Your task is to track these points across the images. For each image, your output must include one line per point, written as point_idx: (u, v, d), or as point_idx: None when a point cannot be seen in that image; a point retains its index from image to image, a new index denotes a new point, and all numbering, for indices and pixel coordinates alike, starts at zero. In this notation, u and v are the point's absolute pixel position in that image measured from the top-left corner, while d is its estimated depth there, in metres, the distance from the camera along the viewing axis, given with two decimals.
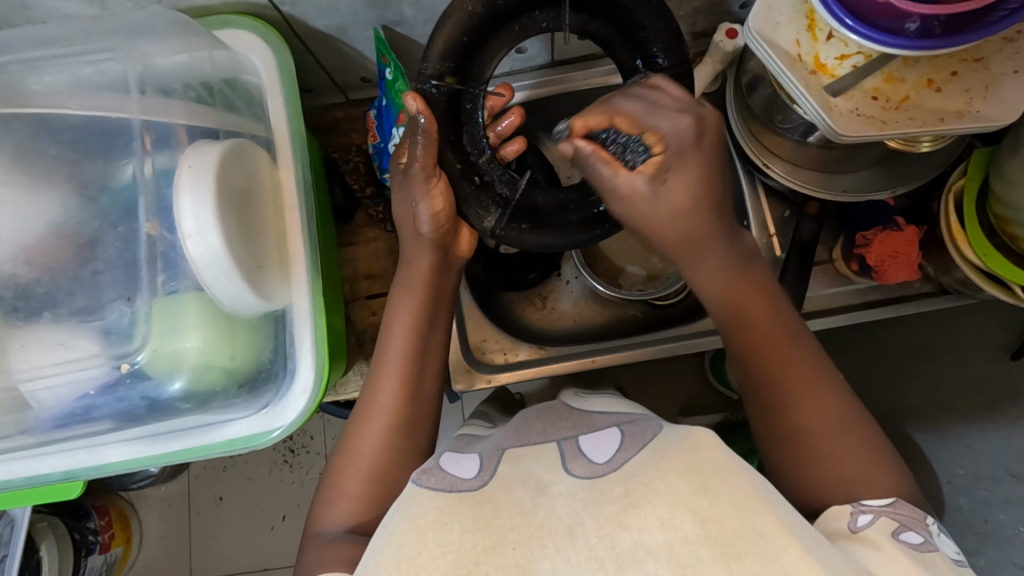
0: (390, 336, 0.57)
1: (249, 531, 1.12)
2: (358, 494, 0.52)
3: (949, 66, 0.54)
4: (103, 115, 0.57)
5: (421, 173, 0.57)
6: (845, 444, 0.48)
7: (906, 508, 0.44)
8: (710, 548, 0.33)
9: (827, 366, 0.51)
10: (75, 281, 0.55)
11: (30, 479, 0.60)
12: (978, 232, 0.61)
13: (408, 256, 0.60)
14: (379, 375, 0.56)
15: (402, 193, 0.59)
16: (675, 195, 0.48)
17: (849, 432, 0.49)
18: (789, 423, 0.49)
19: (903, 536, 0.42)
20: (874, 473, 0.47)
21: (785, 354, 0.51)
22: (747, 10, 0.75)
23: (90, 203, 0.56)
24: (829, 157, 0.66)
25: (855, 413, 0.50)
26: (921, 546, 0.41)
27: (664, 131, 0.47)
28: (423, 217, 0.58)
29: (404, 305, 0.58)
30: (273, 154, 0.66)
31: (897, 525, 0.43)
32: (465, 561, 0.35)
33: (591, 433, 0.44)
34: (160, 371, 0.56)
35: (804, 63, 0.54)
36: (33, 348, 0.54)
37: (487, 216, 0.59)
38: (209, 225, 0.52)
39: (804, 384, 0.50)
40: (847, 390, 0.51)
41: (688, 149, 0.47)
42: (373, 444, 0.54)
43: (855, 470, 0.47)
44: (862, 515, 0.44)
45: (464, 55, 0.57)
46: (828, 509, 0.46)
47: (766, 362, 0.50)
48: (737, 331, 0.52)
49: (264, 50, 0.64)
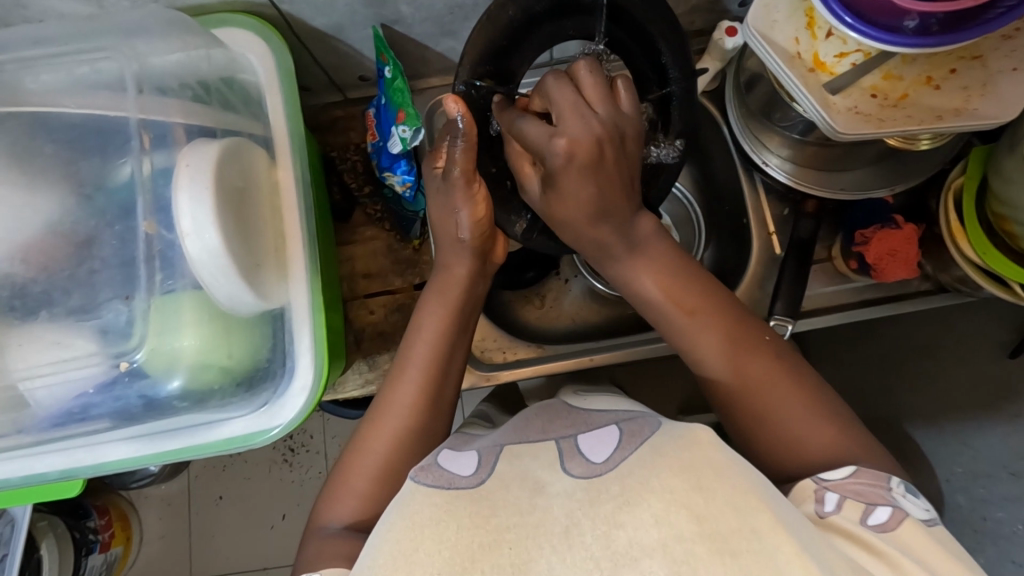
0: (416, 338, 0.57)
1: (248, 530, 1.12)
2: (363, 491, 0.52)
3: (948, 63, 0.53)
4: (99, 114, 0.57)
5: (463, 179, 0.57)
6: (789, 404, 0.49)
7: (870, 479, 0.44)
8: (706, 545, 0.33)
9: (755, 328, 0.52)
10: (71, 280, 0.55)
11: (28, 478, 0.60)
12: (978, 230, 0.61)
13: (444, 262, 0.60)
14: (401, 376, 0.56)
15: (441, 198, 0.59)
16: (558, 206, 0.51)
17: (792, 389, 0.49)
18: (729, 390, 0.50)
19: (871, 520, 0.41)
20: (824, 422, 0.48)
21: (720, 323, 0.51)
22: (745, 8, 0.75)
23: (87, 203, 0.56)
24: (826, 155, 0.66)
25: (794, 365, 0.50)
26: (888, 527, 0.41)
27: (539, 150, 0.49)
28: (465, 223, 0.58)
29: (434, 310, 0.58)
30: (271, 152, 0.66)
31: (864, 506, 0.42)
32: (460, 559, 0.35)
33: (588, 432, 0.43)
34: (158, 370, 0.57)
35: (803, 61, 0.54)
36: (30, 348, 0.53)
37: (518, 222, 0.61)
38: (207, 223, 0.52)
39: (735, 355, 0.50)
40: (779, 347, 0.51)
41: (558, 168, 0.48)
42: (387, 445, 0.53)
43: (807, 424, 0.48)
44: (827, 495, 0.43)
45: (498, 57, 0.56)
46: (795, 490, 0.45)
47: (698, 342, 0.51)
48: (667, 308, 0.52)
49: (262, 49, 0.64)
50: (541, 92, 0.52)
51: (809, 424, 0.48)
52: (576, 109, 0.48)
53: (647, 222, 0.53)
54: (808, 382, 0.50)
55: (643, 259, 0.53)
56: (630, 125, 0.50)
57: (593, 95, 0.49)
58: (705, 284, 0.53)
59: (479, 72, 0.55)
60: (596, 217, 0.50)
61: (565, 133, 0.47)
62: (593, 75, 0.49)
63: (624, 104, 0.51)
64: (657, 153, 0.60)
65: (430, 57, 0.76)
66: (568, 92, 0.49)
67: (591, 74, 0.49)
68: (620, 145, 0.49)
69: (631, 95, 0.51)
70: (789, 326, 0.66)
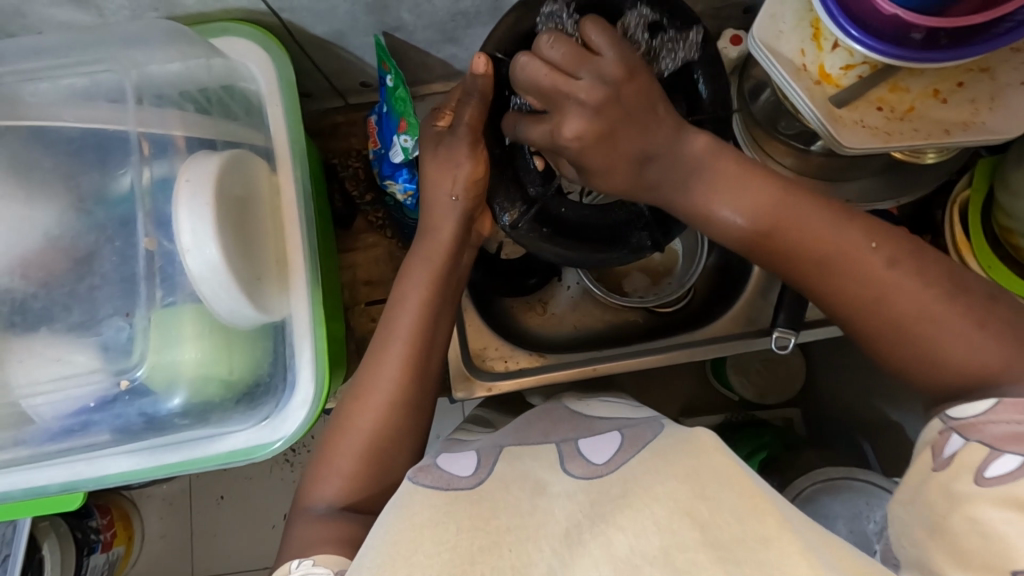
0: (400, 310, 0.55)
1: (250, 529, 1.12)
2: (348, 472, 0.51)
3: (956, 76, 0.53)
4: (98, 127, 0.57)
5: (470, 134, 0.56)
6: (917, 316, 0.43)
7: (1015, 417, 0.36)
8: (708, 553, 0.32)
9: (857, 235, 0.45)
10: (70, 297, 0.55)
11: (28, 492, 0.60)
12: (983, 244, 0.61)
13: (431, 226, 0.58)
14: (383, 350, 0.55)
15: (442, 154, 0.57)
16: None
17: (919, 296, 0.43)
18: (854, 307, 0.45)
19: (987, 472, 0.35)
20: (973, 327, 0.41)
21: (818, 236, 0.46)
22: (751, 14, 0.74)
23: (85, 216, 0.55)
24: (833, 165, 0.66)
25: (916, 270, 0.43)
26: (1005, 480, 0.34)
27: (551, 147, 0.51)
28: (461, 180, 0.57)
29: (418, 279, 0.56)
30: (271, 162, 0.65)
31: (988, 453, 0.35)
32: (460, 560, 0.34)
33: (590, 437, 0.44)
34: (159, 386, 0.57)
35: (808, 73, 0.53)
36: (29, 362, 0.53)
37: (510, 209, 0.57)
38: (206, 235, 0.51)
39: (838, 273, 0.45)
40: (893, 251, 0.44)
41: (578, 156, 0.49)
42: (371, 422, 0.53)
43: (948, 337, 0.42)
44: (949, 439, 0.38)
45: None
46: (927, 428, 0.41)
47: (795, 267, 0.47)
48: (753, 233, 0.48)
49: (262, 57, 0.63)
50: (518, 90, 0.51)
51: (947, 331, 0.42)
52: (561, 92, 0.48)
53: (699, 139, 0.49)
54: (940, 284, 0.43)
55: (722, 184, 0.48)
56: (617, 66, 0.48)
57: (568, 65, 0.48)
58: (789, 191, 0.47)
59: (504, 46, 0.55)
60: (641, 162, 0.49)
61: (567, 126, 0.48)
62: (558, 44, 0.48)
63: (602, 48, 0.48)
64: (671, 61, 0.55)
65: (432, 63, 0.75)
66: (542, 74, 0.48)
67: (557, 46, 0.48)
68: (620, 93, 0.48)
69: (602, 32, 0.48)
70: (791, 337, 0.68)
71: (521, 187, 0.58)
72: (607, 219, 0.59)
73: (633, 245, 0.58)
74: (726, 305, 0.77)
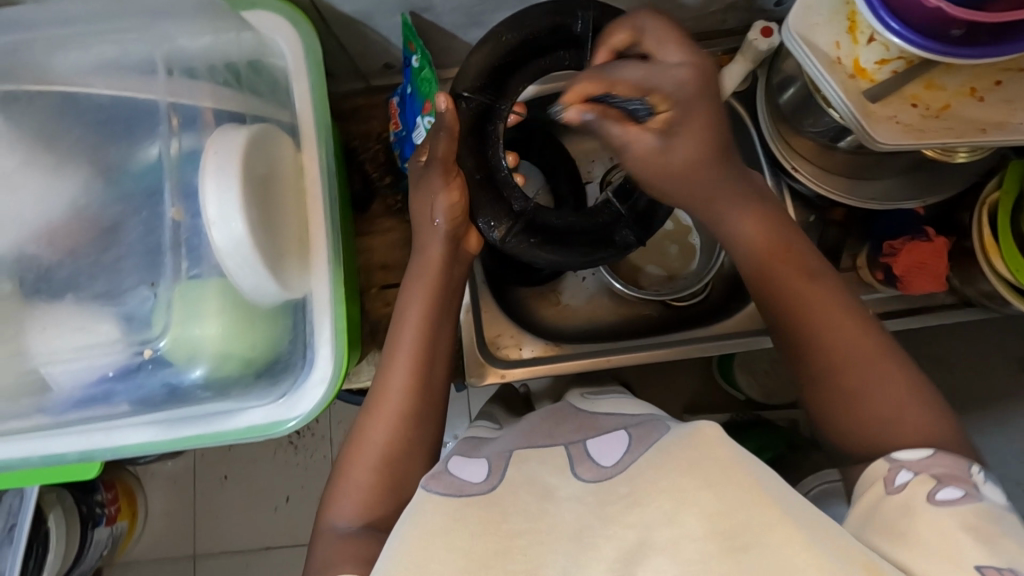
0: (401, 329, 0.56)
1: (254, 509, 1.13)
2: (365, 485, 0.51)
3: (992, 74, 0.52)
4: (129, 96, 0.57)
5: (443, 164, 0.56)
6: (874, 367, 0.48)
7: (946, 464, 0.40)
8: (716, 543, 0.33)
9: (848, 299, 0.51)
10: (95, 265, 0.56)
11: (44, 459, 0.59)
12: (1012, 247, 0.60)
13: (420, 246, 0.59)
14: (388, 366, 0.55)
15: (422, 188, 0.57)
16: (687, 139, 0.48)
17: (882, 359, 0.48)
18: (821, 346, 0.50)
19: (940, 495, 0.38)
20: (913, 402, 0.46)
21: (815, 281, 0.51)
22: (781, 7, 0.73)
23: (111, 185, 0.56)
24: (858, 163, 0.65)
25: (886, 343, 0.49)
26: (960, 501, 0.37)
27: (651, 86, 0.46)
28: (440, 208, 0.56)
29: (416, 294, 0.57)
30: (297, 141, 0.64)
31: (934, 484, 0.39)
32: (474, 565, 0.34)
33: (597, 437, 0.42)
34: (180, 358, 0.57)
35: (842, 66, 0.53)
36: (52, 331, 0.54)
37: (496, 227, 0.57)
38: (233, 212, 0.51)
39: (819, 317, 0.50)
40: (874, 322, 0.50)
41: (689, 99, 0.46)
42: (381, 436, 0.53)
43: (895, 403, 0.46)
44: (898, 473, 0.41)
45: (491, 77, 0.58)
46: (866, 472, 0.43)
47: (781, 298, 0.52)
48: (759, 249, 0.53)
49: (290, 33, 0.61)
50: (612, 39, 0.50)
51: (895, 397, 0.46)
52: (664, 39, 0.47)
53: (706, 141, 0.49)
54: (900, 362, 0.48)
55: (749, 207, 0.53)
56: None
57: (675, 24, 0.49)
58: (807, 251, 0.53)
59: (467, 85, 0.57)
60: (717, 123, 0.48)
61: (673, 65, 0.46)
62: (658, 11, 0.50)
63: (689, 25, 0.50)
64: None
65: (456, 46, 0.74)
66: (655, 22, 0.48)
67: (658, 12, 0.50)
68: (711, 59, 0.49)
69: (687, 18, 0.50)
70: None
71: (505, 203, 0.58)
72: (595, 221, 0.60)
73: (619, 243, 0.59)
74: (743, 303, 0.77)
